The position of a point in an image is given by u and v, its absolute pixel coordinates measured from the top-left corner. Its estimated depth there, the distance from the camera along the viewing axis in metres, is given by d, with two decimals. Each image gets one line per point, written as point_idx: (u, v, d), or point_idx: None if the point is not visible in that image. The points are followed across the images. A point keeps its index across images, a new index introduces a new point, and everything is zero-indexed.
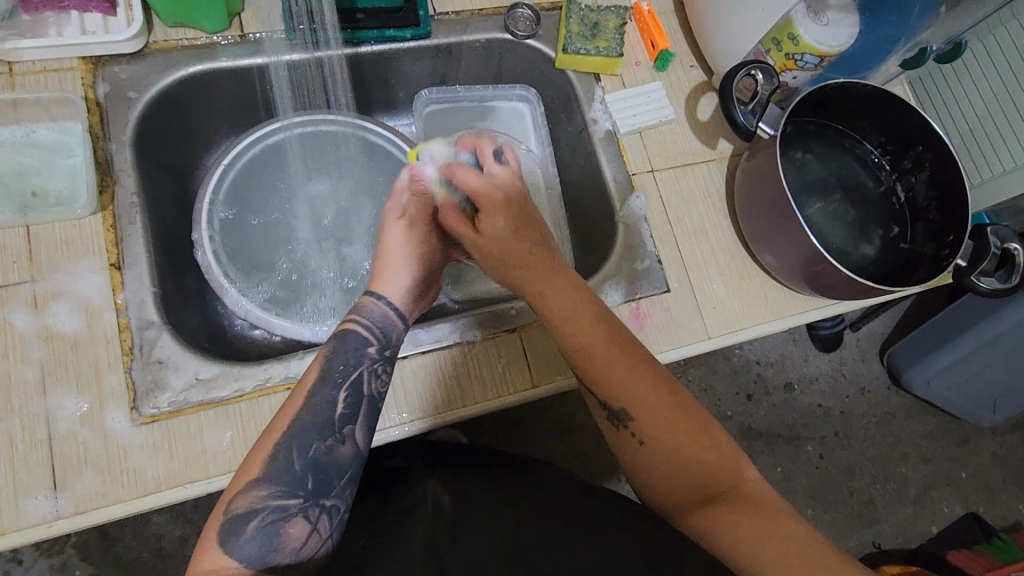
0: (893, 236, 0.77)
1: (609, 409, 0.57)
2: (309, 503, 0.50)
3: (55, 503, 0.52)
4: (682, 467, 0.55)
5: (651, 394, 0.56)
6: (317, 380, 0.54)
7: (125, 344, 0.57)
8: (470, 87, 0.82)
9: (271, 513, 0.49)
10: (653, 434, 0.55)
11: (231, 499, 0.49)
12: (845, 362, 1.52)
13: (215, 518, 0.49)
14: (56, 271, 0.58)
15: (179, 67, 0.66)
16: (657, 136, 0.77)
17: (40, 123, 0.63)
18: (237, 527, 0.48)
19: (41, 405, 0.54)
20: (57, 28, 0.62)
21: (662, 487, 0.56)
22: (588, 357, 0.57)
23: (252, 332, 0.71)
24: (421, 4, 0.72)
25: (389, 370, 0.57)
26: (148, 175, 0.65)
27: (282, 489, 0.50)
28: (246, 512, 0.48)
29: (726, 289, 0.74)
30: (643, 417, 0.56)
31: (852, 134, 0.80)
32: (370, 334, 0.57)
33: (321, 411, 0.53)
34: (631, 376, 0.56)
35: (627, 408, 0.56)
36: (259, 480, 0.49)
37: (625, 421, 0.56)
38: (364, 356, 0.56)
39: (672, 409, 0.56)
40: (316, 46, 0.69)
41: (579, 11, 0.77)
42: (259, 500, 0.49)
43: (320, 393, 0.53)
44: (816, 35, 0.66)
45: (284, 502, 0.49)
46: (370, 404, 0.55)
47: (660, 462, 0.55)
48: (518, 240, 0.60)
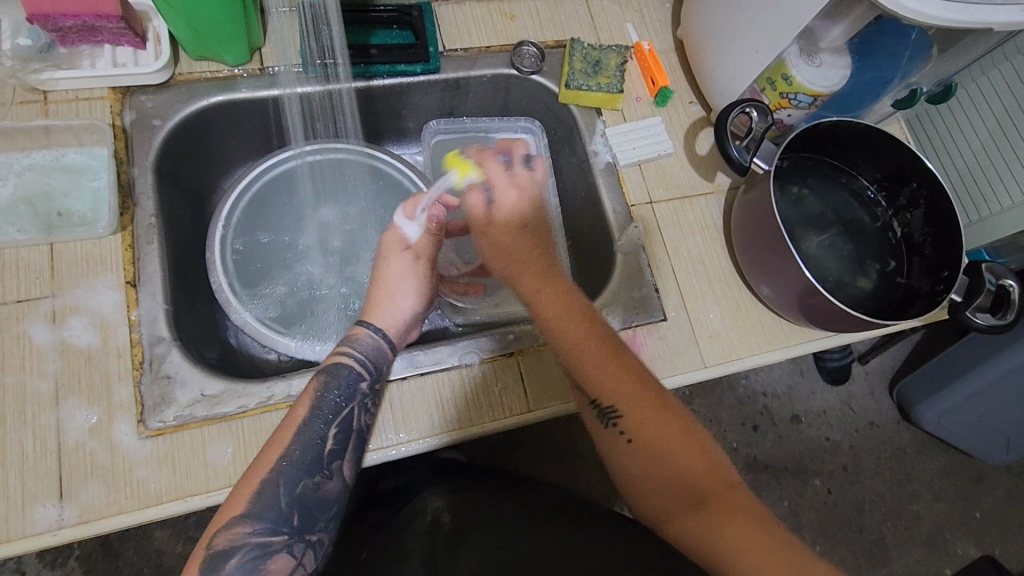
0: (891, 270, 0.78)
1: (599, 406, 0.59)
2: (294, 540, 0.52)
3: (61, 512, 0.54)
4: (664, 469, 0.56)
5: (635, 396, 0.58)
6: (308, 415, 0.56)
7: (136, 358, 0.60)
8: (477, 119, 0.85)
9: (252, 550, 0.50)
10: (641, 435, 0.57)
11: (214, 535, 0.50)
12: (854, 396, 1.51)
13: (198, 554, 0.50)
14: (75, 287, 0.61)
15: (201, 97, 0.70)
16: (656, 168, 0.80)
17: (69, 148, 0.66)
18: (217, 565, 0.49)
19: (53, 416, 0.56)
20: (90, 60, 0.66)
21: (646, 485, 0.56)
22: (581, 353, 0.59)
23: (255, 349, 0.74)
24: (432, 41, 0.76)
25: (377, 402, 0.61)
26: (167, 199, 0.69)
27: (264, 526, 0.51)
28: (227, 549, 0.49)
29: (724, 319, 0.75)
30: (632, 416, 0.58)
31: (848, 170, 0.81)
32: (363, 366, 0.60)
33: (311, 447, 0.55)
34: (617, 374, 0.59)
35: (617, 406, 0.58)
36: (243, 516, 0.50)
37: (615, 419, 0.58)
38: (357, 390, 0.59)
39: (657, 408, 0.58)
40: (327, 79, 0.72)
41: (581, 49, 0.80)
42: (241, 537, 0.50)
43: (310, 429, 0.55)
44: (808, 76, 0.69)
45: (266, 539, 0.51)
46: (358, 438, 0.58)
47: (646, 462, 0.57)
48: (523, 244, 0.60)
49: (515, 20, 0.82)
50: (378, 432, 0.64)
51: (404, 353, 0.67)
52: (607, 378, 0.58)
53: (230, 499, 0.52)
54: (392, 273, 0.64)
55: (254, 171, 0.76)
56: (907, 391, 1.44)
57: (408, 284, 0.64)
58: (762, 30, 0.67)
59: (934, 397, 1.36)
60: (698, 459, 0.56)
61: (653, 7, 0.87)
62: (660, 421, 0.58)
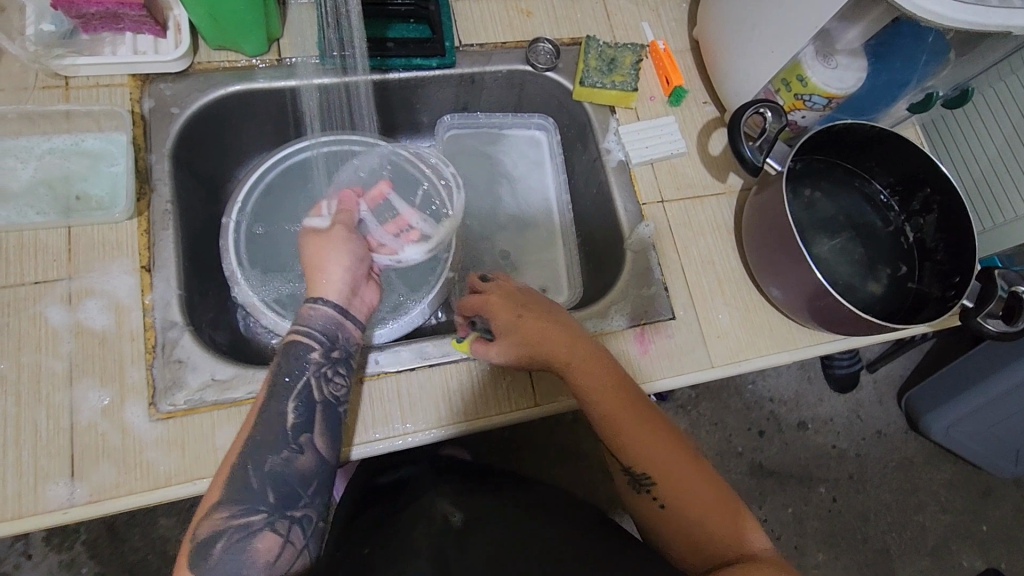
0: (902, 275, 0.78)
1: (632, 473, 0.61)
2: (275, 516, 0.53)
3: (72, 491, 0.55)
4: (692, 534, 0.57)
5: (664, 462, 0.59)
6: (267, 395, 0.56)
7: (148, 342, 0.61)
8: (491, 114, 0.86)
9: (235, 533, 0.51)
10: (672, 504, 0.58)
11: (198, 522, 0.52)
12: (861, 404, 1.50)
13: (186, 543, 0.51)
14: (91, 271, 0.61)
15: (219, 86, 0.71)
16: (668, 167, 0.80)
17: (89, 133, 0.66)
18: (204, 551, 0.50)
19: (66, 396, 0.57)
20: (111, 47, 0.67)
21: (678, 545, 0.58)
22: (613, 424, 0.60)
23: (263, 336, 0.74)
24: (448, 35, 0.77)
25: (341, 370, 0.60)
26: (183, 186, 0.69)
27: (243, 508, 0.52)
28: (212, 534, 0.51)
29: (732, 320, 0.75)
30: (664, 483, 0.59)
31: (861, 174, 0.81)
32: (317, 339, 0.58)
33: (274, 427, 0.55)
34: (646, 443, 0.59)
35: (648, 474, 0.59)
36: (221, 501, 0.52)
37: (648, 486, 0.60)
38: (309, 363, 0.58)
39: (689, 472, 0.59)
40: (344, 71, 0.73)
41: (597, 47, 0.80)
42: (222, 521, 0.51)
43: (269, 409, 0.56)
44: (824, 78, 0.69)
45: (247, 520, 0.52)
46: (325, 409, 0.58)
47: (677, 526, 0.58)
48: (528, 329, 0.61)
49: (531, 17, 0.82)
50: (385, 421, 0.64)
51: (413, 344, 0.67)
52: (638, 449, 0.60)
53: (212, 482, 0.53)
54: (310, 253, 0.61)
55: (268, 164, 0.77)
56: (917, 401, 1.43)
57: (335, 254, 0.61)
58: (777, 31, 0.67)
59: (943, 407, 1.35)
60: (724, 517, 0.56)
61: (670, 7, 0.87)
62: (692, 486, 0.58)
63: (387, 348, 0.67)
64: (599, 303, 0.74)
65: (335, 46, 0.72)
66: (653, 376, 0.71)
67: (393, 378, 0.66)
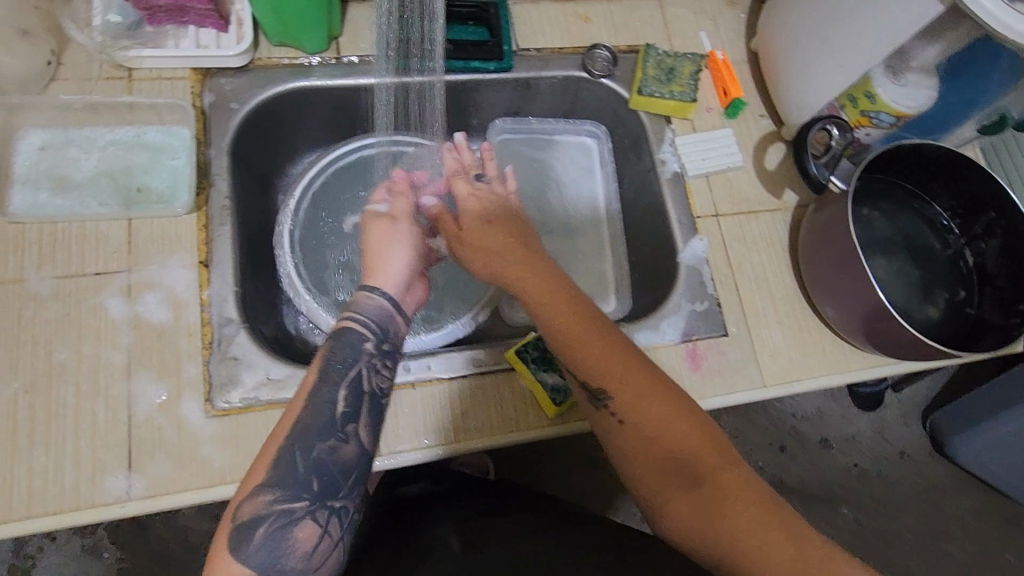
0: (959, 300, 0.76)
1: (589, 389, 0.57)
2: (316, 506, 0.50)
3: (129, 484, 0.55)
4: (655, 452, 0.54)
5: (625, 376, 0.56)
6: (317, 380, 0.54)
7: (205, 337, 0.60)
8: (543, 120, 0.85)
9: (277, 519, 0.49)
10: (632, 418, 0.55)
11: (238, 506, 0.49)
12: (887, 424, 1.48)
13: (225, 525, 0.49)
14: (150, 263, 0.61)
15: (278, 83, 0.70)
16: (724, 181, 0.78)
17: (150, 125, 0.66)
18: (245, 536, 0.48)
19: (125, 388, 0.57)
20: (174, 40, 0.67)
21: (641, 467, 0.55)
22: (568, 337, 0.58)
23: (312, 334, 0.74)
24: (507, 39, 0.76)
25: (388, 363, 0.58)
26: (240, 183, 0.69)
27: (286, 494, 0.49)
28: (253, 519, 0.48)
29: (784, 339, 0.74)
30: (623, 397, 0.56)
31: (921, 196, 0.80)
32: (368, 328, 0.57)
33: (322, 413, 0.52)
34: (606, 356, 0.57)
35: (606, 388, 0.56)
36: (264, 485, 0.49)
37: (605, 401, 0.57)
38: (361, 351, 0.56)
39: (648, 386, 0.56)
40: (404, 71, 0.71)
41: (656, 55, 0.79)
42: (265, 506, 0.49)
43: (319, 395, 0.53)
44: (893, 96, 0.67)
45: (290, 507, 0.49)
46: (371, 400, 0.55)
47: (641, 446, 0.55)
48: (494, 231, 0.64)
49: (589, 23, 0.82)
50: (438, 428, 0.64)
51: (466, 351, 0.67)
52: (599, 361, 0.57)
53: (252, 468, 0.51)
54: (371, 237, 0.63)
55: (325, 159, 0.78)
56: (943, 423, 1.41)
57: (397, 245, 0.62)
58: (850, 46, 0.65)
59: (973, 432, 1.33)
60: (685, 432, 0.54)
61: (728, 17, 0.86)
62: (652, 399, 0.55)
63: (439, 353, 0.67)
64: (649, 317, 0.73)
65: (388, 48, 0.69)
66: (705, 394, 0.70)
67: (444, 384, 0.65)
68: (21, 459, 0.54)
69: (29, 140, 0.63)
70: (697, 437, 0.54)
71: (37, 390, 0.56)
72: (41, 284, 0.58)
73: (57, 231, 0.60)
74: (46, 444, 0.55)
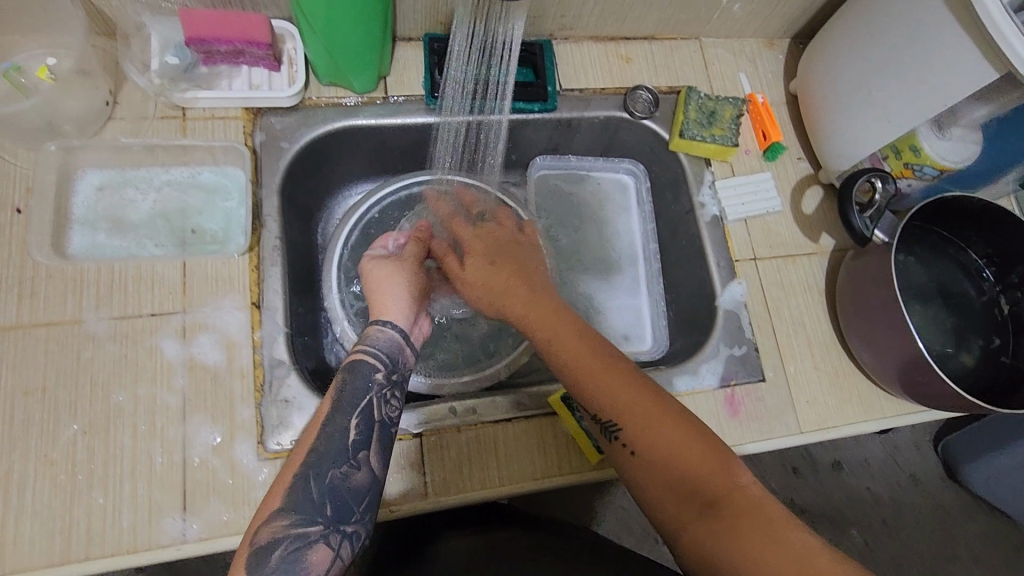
0: (994, 347, 0.76)
1: (599, 419, 0.56)
2: (330, 529, 0.48)
3: (185, 526, 0.56)
4: (665, 482, 0.52)
5: (628, 405, 0.55)
6: (330, 408, 0.53)
7: (257, 380, 0.61)
8: (582, 158, 0.86)
9: (292, 542, 0.47)
10: (642, 446, 0.54)
11: (255, 529, 0.48)
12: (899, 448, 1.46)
13: (242, 548, 0.47)
14: (204, 304, 0.62)
15: (327, 122, 0.71)
16: (762, 225, 0.79)
17: (204, 166, 0.68)
18: (263, 559, 0.46)
19: (180, 431, 0.58)
20: (228, 80, 0.68)
21: (655, 497, 0.53)
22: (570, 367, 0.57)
23: None
24: (551, 81, 0.77)
25: (397, 394, 0.56)
26: (288, 222, 0.70)
27: (302, 517, 0.48)
28: (269, 542, 0.47)
29: (821, 385, 0.75)
30: (631, 425, 0.54)
31: (957, 242, 0.80)
32: (380, 360, 0.56)
33: (334, 440, 0.51)
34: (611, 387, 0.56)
35: (612, 417, 0.55)
36: (281, 509, 0.48)
37: (616, 432, 0.55)
38: (372, 382, 0.54)
39: (655, 413, 0.54)
40: (480, 112, 0.73)
41: (697, 98, 0.80)
42: (281, 529, 0.47)
43: (332, 423, 0.52)
44: (938, 151, 0.69)
45: (305, 530, 0.48)
46: (382, 429, 0.54)
47: (652, 475, 0.53)
48: (497, 272, 0.63)
49: (631, 63, 0.82)
50: (483, 470, 0.64)
51: (510, 395, 0.68)
52: (602, 393, 0.55)
53: (269, 493, 0.50)
54: (375, 271, 0.62)
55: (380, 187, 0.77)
56: (957, 449, 1.41)
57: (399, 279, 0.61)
58: (898, 101, 0.67)
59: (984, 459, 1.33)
60: (697, 459, 0.52)
61: (766, 58, 0.87)
62: (659, 425, 0.54)
63: (483, 396, 0.67)
64: (688, 360, 0.74)
65: (463, 88, 0.71)
66: (744, 440, 0.70)
67: (490, 429, 0.65)
68: (79, 501, 0.55)
69: (87, 180, 0.64)
70: (706, 467, 0.51)
71: (95, 431, 0.57)
72: (99, 325, 0.59)
73: (114, 272, 0.61)
74: (104, 484, 0.56)
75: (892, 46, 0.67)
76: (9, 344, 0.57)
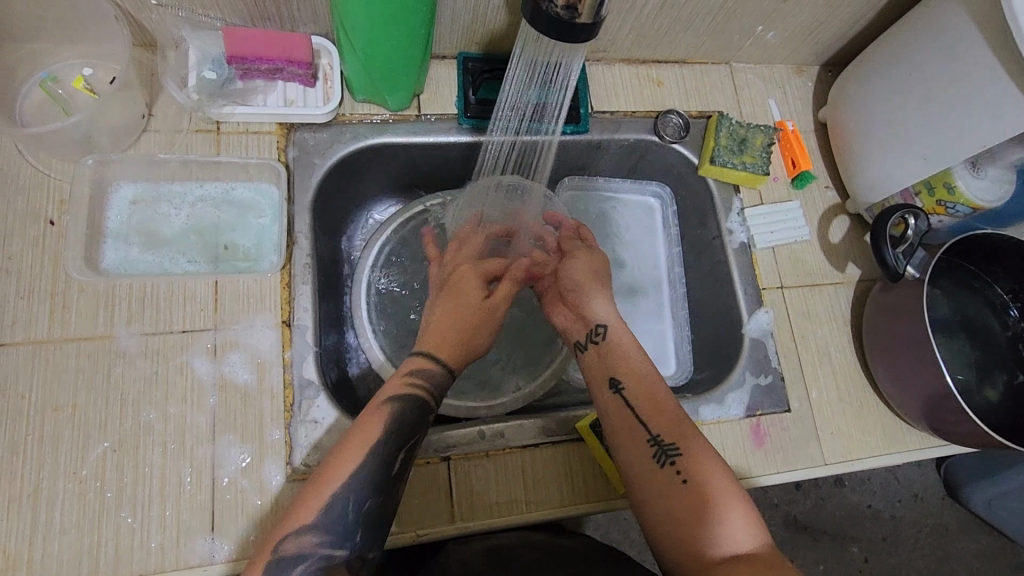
0: (1018, 383, 0.76)
1: (658, 441, 0.55)
2: (354, 554, 0.48)
3: (214, 547, 0.55)
4: (699, 517, 0.50)
5: (694, 438, 0.55)
6: (379, 439, 0.52)
7: (287, 400, 0.61)
8: (608, 180, 0.86)
9: (317, 562, 0.47)
10: (696, 477, 0.52)
11: (281, 540, 0.47)
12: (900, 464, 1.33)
13: (265, 552, 0.47)
14: (235, 322, 0.62)
15: (360, 139, 0.70)
16: (790, 254, 0.79)
17: (238, 181, 0.68)
18: (285, 569, 0.46)
19: (209, 450, 0.58)
20: (263, 95, 0.67)
21: (689, 530, 0.50)
22: (641, 391, 0.59)
23: (369, 378, 0.73)
24: (584, 103, 0.76)
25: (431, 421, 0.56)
26: (319, 237, 0.69)
27: (330, 538, 0.47)
28: (295, 555, 0.47)
29: (844, 416, 0.74)
30: (690, 455, 0.54)
31: (982, 276, 0.80)
32: (429, 395, 0.56)
33: (378, 471, 0.50)
34: (675, 421, 0.56)
35: (673, 442, 0.55)
36: (313, 526, 0.47)
37: (672, 457, 0.54)
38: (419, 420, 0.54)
39: (711, 456, 0.54)
40: (522, 133, 0.71)
41: (728, 125, 0.80)
42: (309, 546, 0.47)
43: (376, 455, 0.51)
44: (972, 190, 0.69)
45: (331, 552, 0.47)
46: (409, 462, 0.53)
47: (693, 508, 0.51)
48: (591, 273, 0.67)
49: (662, 86, 0.82)
50: (510, 494, 0.64)
51: (537, 420, 0.67)
52: (667, 418, 0.57)
53: (299, 502, 0.49)
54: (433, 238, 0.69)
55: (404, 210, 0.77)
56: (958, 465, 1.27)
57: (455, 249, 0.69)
58: (936, 141, 0.67)
59: (980, 482, 1.21)
60: (741, 508, 0.50)
61: (796, 85, 0.87)
62: (715, 466, 0.53)
63: (511, 420, 0.67)
64: (713, 389, 0.74)
65: (507, 112, 0.69)
66: (767, 471, 0.70)
67: (518, 454, 0.65)
68: (109, 520, 0.54)
69: (121, 194, 0.64)
70: (744, 518, 0.49)
71: (125, 449, 0.56)
72: (130, 341, 0.59)
73: (146, 288, 0.61)
74: (133, 504, 0.55)
75: (935, 86, 0.66)
76: (40, 359, 0.57)
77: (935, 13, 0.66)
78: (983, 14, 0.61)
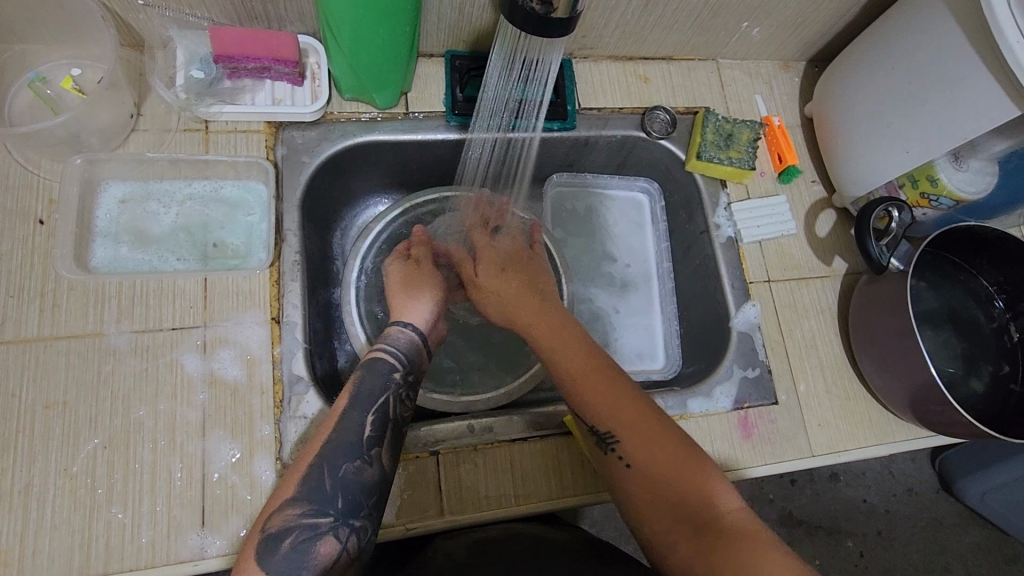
0: (1004, 375, 0.76)
1: (597, 432, 0.56)
2: (339, 522, 0.48)
3: (204, 542, 0.56)
4: (676, 497, 0.51)
5: (630, 416, 0.55)
6: (347, 403, 0.54)
7: (277, 396, 0.61)
8: (597, 175, 0.87)
9: (303, 531, 0.47)
10: (639, 458, 0.53)
11: (267, 517, 0.48)
12: (894, 458, 1.34)
13: (253, 536, 0.47)
14: (225, 319, 0.62)
15: (348, 138, 0.71)
16: (776, 248, 0.80)
17: (227, 180, 0.68)
18: (272, 545, 0.46)
19: (200, 446, 0.58)
20: (251, 94, 0.68)
21: (648, 512, 0.52)
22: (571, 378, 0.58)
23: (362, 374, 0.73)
24: (571, 99, 0.77)
25: (411, 394, 0.57)
26: (308, 236, 0.70)
27: (314, 506, 0.48)
28: (280, 530, 0.47)
29: (832, 408, 0.75)
30: (628, 438, 0.54)
31: (967, 269, 0.80)
32: (397, 359, 0.58)
33: (349, 433, 0.52)
34: (618, 404, 0.56)
35: (610, 429, 0.55)
36: (295, 497, 0.48)
37: (613, 445, 0.55)
38: (390, 382, 0.56)
39: (650, 430, 0.54)
40: (511, 130, 0.71)
41: (715, 121, 0.80)
42: (293, 518, 0.47)
43: (348, 417, 0.53)
44: (955, 182, 0.69)
45: (315, 520, 0.48)
46: (395, 429, 0.55)
47: (646, 492, 0.52)
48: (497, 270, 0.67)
49: (648, 83, 0.83)
50: (499, 489, 0.64)
51: (525, 415, 0.68)
52: (601, 403, 0.56)
53: (281, 483, 0.50)
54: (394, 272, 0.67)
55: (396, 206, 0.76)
56: (954, 459, 1.27)
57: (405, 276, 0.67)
58: (919, 135, 0.68)
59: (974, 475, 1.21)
60: (688, 480, 0.51)
61: (782, 81, 0.88)
62: (653, 441, 0.54)
63: (499, 415, 0.68)
64: (701, 382, 0.74)
65: (495, 109, 0.70)
66: (756, 463, 0.71)
67: (506, 448, 0.66)
68: (100, 515, 0.55)
69: (110, 193, 0.65)
70: (694, 492, 0.51)
71: (115, 446, 0.57)
72: (121, 338, 0.60)
73: (136, 286, 0.61)
74: (124, 500, 0.56)
75: (917, 81, 0.67)
76: (31, 356, 0.58)
77: (917, 9, 0.67)
78: (962, 9, 0.62)
